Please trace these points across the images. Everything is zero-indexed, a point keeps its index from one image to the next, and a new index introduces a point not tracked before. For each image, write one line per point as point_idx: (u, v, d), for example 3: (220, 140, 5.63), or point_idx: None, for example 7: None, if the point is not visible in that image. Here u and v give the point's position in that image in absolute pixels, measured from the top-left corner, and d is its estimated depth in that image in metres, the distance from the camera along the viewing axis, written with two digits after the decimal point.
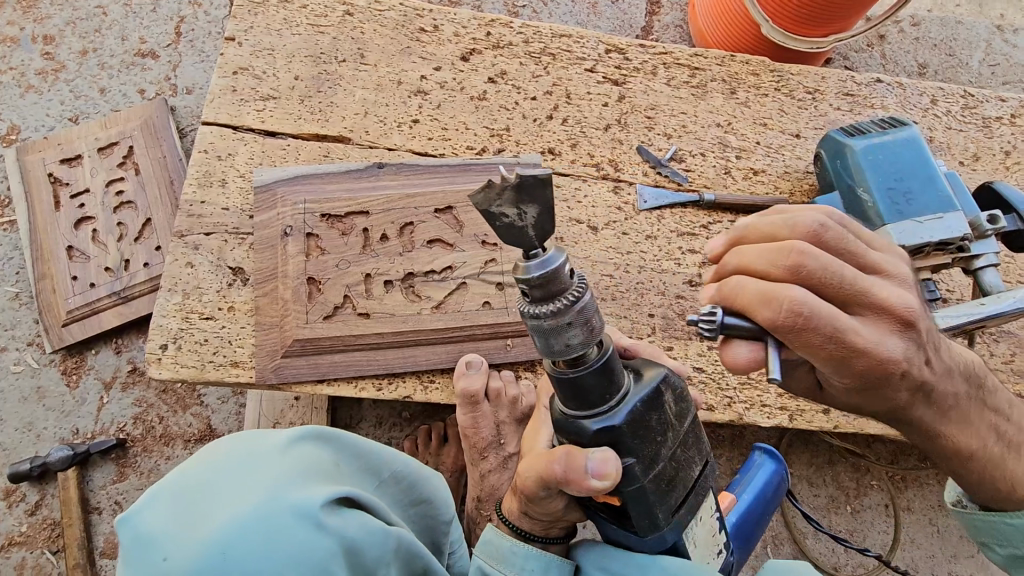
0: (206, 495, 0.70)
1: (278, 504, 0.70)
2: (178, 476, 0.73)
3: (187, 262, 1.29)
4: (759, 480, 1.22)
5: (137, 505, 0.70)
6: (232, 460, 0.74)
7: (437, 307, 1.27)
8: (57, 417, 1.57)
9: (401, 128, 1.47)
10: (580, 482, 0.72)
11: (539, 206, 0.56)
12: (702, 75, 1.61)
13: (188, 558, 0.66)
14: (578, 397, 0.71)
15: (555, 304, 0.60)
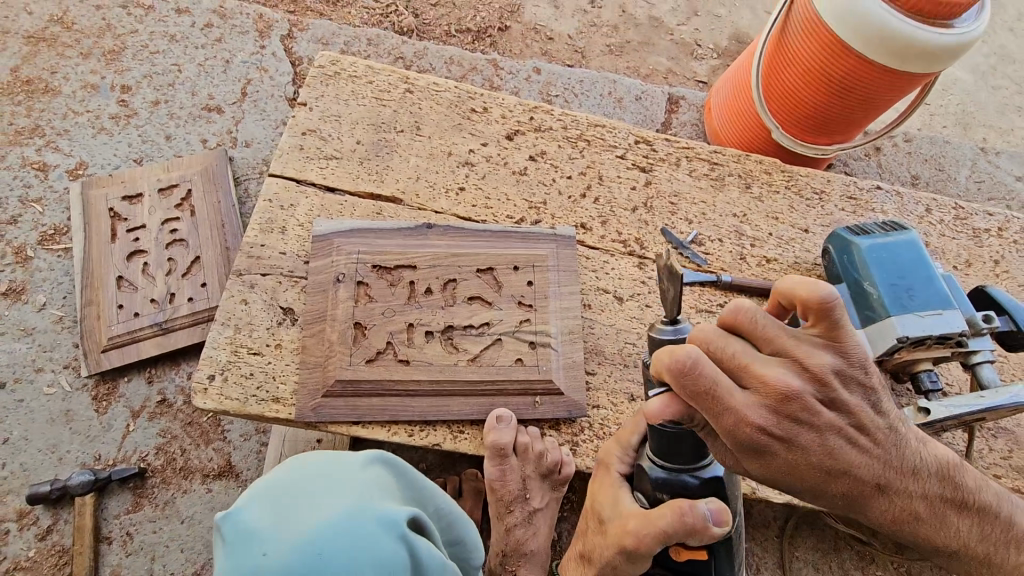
0: (301, 498, 0.80)
1: (360, 512, 0.79)
2: (273, 481, 0.82)
3: (242, 299, 1.38)
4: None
5: (239, 503, 0.80)
6: (322, 470, 0.84)
7: (473, 360, 1.35)
8: (81, 441, 1.59)
9: (448, 193, 1.60)
10: (705, 528, 0.88)
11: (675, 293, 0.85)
12: (721, 170, 1.79)
13: (285, 552, 0.74)
14: (688, 454, 0.93)
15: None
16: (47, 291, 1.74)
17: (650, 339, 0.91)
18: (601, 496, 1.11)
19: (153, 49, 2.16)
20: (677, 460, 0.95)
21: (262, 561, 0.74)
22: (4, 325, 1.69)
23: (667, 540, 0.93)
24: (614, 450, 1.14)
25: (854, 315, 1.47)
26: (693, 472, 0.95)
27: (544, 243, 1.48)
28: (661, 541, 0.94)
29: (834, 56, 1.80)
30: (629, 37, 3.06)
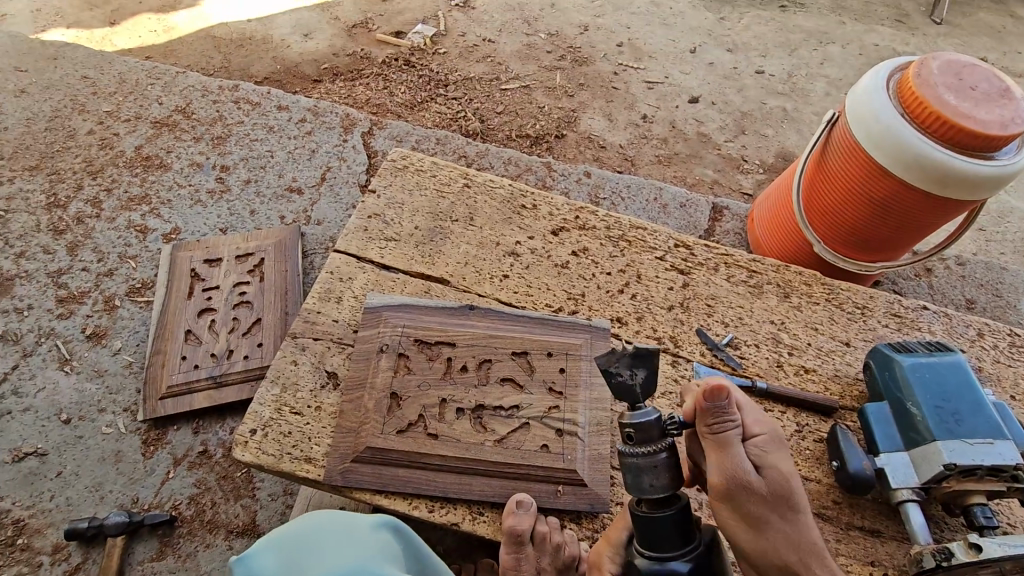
0: (304, 556, 0.93)
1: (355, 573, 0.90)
2: (286, 535, 0.96)
3: (292, 360, 1.48)
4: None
5: (254, 549, 0.93)
6: (329, 530, 0.97)
7: (499, 441, 1.37)
8: (124, 482, 1.67)
9: (492, 279, 1.71)
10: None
11: (645, 373, 1.01)
12: (759, 277, 1.83)
13: None
14: (673, 536, 1.02)
15: (649, 446, 1.01)
16: (124, 338, 1.92)
17: (621, 425, 1.04)
18: None
19: (253, 138, 2.49)
20: (665, 542, 1.03)
21: None
22: (82, 365, 1.85)
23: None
24: (606, 552, 1.14)
25: (897, 437, 1.41)
26: (679, 558, 1.02)
27: (578, 332, 1.54)
28: None
29: (873, 179, 1.87)
30: (677, 150, 3.27)
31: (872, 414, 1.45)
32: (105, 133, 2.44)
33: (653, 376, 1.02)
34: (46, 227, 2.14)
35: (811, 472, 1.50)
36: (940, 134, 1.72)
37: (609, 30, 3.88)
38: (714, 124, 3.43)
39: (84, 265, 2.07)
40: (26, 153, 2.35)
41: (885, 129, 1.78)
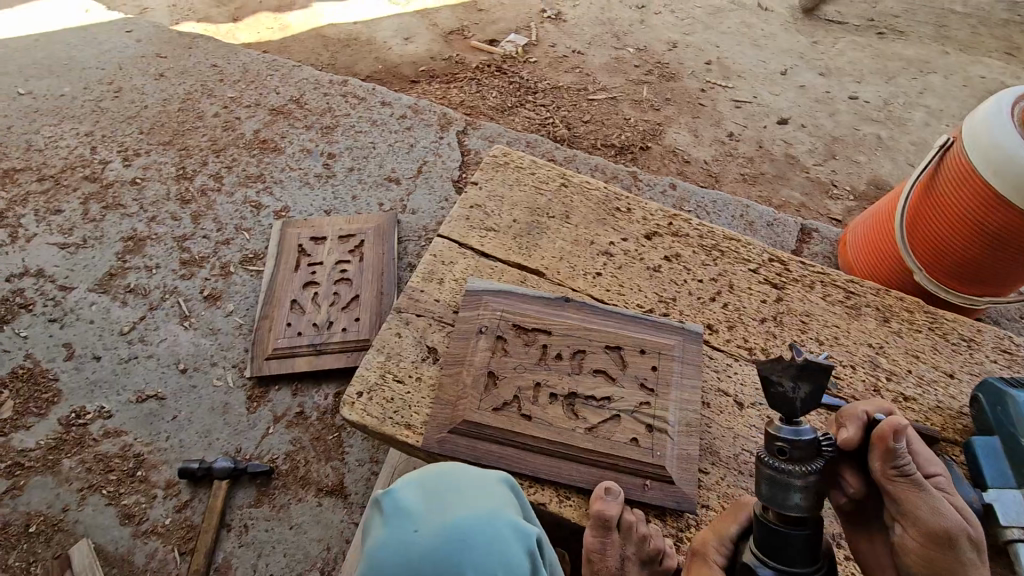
0: (443, 495, 1.00)
1: (493, 516, 0.97)
2: (422, 478, 1.04)
3: (396, 333, 1.58)
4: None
5: (397, 487, 1.01)
6: (460, 477, 1.05)
7: (590, 429, 1.41)
8: (230, 432, 1.81)
9: (585, 276, 1.76)
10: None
11: (809, 389, 0.93)
12: (857, 299, 1.79)
13: (433, 526, 0.93)
14: (803, 555, 0.95)
15: (796, 465, 0.93)
16: (236, 301, 2.08)
17: (769, 437, 0.95)
18: None
19: (359, 130, 2.65)
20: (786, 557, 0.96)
21: (413, 534, 0.93)
22: (198, 323, 2.03)
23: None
24: (712, 543, 1.14)
25: (1009, 473, 1.35)
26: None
27: (672, 333, 1.56)
28: None
29: (989, 209, 1.80)
30: (763, 170, 3.22)
31: (979, 447, 1.40)
32: (229, 117, 2.66)
33: (818, 395, 0.93)
34: (175, 197, 2.36)
35: None
36: None
37: (698, 48, 3.89)
38: (802, 147, 3.37)
39: (205, 233, 2.26)
40: (161, 129, 2.59)
41: (1007, 156, 1.73)
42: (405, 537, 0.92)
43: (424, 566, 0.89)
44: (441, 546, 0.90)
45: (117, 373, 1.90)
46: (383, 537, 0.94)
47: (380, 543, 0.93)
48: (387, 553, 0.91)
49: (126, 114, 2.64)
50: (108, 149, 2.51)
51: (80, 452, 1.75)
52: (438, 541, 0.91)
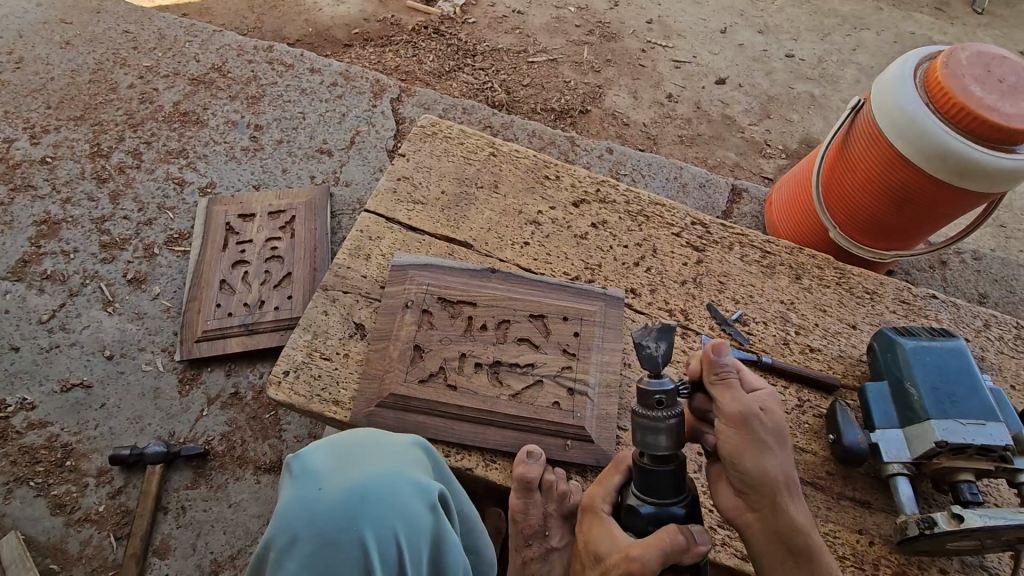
0: (351, 456, 1.02)
1: (394, 473, 1.00)
2: (331, 438, 1.06)
3: (323, 311, 1.58)
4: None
5: (307, 449, 1.03)
6: (371, 438, 1.07)
7: (514, 395, 1.46)
8: (162, 416, 1.80)
9: (513, 246, 1.78)
10: (694, 547, 1.11)
11: (666, 346, 1.10)
12: (772, 258, 1.89)
13: (335, 487, 0.95)
14: (668, 487, 1.17)
15: (660, 412, 1.11)
16: (163, 284, 2.03)
17: (641, 391, 1.12)
18: (594, 534, 1.24)
19: (286, 99, 2.55)
20: (653, 491, 1.17)
21: (316, 494, 0.95)
22: (123, 307, 1.98)
23: (665, 560, 1.11)
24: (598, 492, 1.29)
25: (894, 414, 1.48)
26: (677, 503, 1.18)
27: (594, 300, 1.62)
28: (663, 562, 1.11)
29: (895, 168, 1.89)
30: (700, 131, 3.28)
31: (871, 392, 1.52)
32: (145, 88, 2.51)
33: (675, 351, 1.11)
34: (90, 176, 2.25)
35: (808, 444, 1.57)
36: (965, 125, 1.73)
37: (640, 6, 3.85)
38: (740, 106, 3.42)
39: (126, 213, 2.17)
40: (71, 103, 2.44)
41: (908, 117, 1.80)
42: (309, 498, 0.95)
43: (327, 521, 0.92)
44: (340, 506, 0.93)
45: (38, 363, 1.85)
46: (289, 497, 0.96)
47: (287, 502, 0.96)
48: (292, 510, 0.94)
49: (29, 88, 2.46)
50: (13, 127, 2.35)
51: (4, 445, 1.72)
52: (339, 498, 0.94)
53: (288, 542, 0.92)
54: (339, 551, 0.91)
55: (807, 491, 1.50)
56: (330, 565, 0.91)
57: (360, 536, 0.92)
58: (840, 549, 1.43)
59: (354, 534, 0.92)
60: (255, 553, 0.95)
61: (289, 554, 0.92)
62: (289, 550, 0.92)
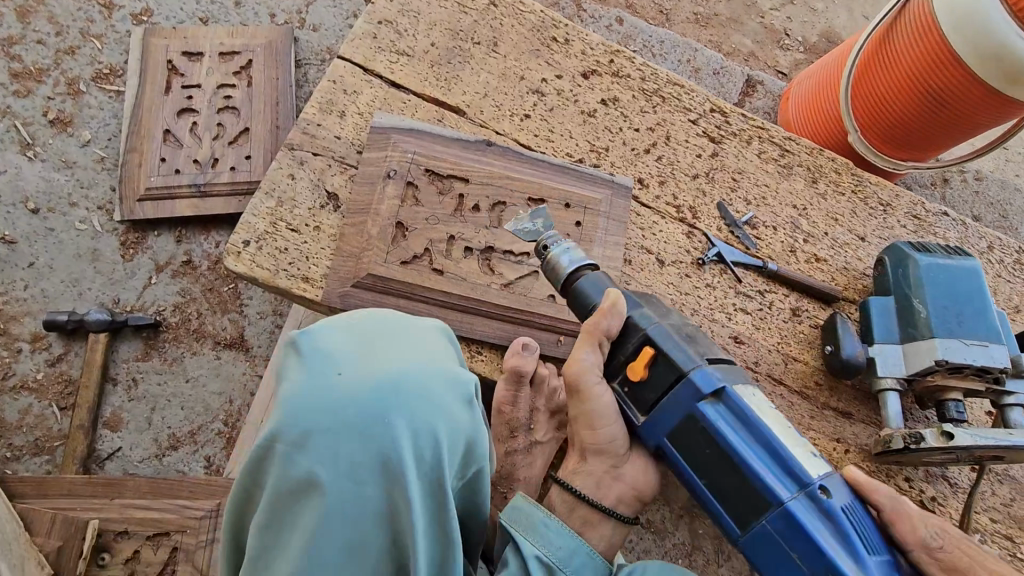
0: (375, 338, 0.77)
1: (434, 361, 0.77)
2: (348, 314, 0.81)
3: (289, 174, 1.35)
4: (787, 519, 0.94)
5: (315, 326, 0.78)
6: (398, 318, 0.82)
7: (506, 285, 1.32)
8: (103, 282, 1.60)
9: (513, 118, 1.55)
10: (601, 310, 1.04)
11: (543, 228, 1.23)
12: (791, 158, 1.73)
13: (359, 378, 0.72)
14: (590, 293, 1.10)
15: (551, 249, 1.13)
16: (93, 129, 1.72)
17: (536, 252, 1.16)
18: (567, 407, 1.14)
19: None
20: (578, 309, 1.10)
21: (334, 382, 0.72)
22: (46, 153, 1.68)
23: (586, 337, 1.05)
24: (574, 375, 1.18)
25: (895, 331, 1.43)
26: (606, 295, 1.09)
27: (600, 187, 1.44)
28: (585, 337, 1.05)
29: (940, 66, 1.70)
30: (717, 10, 2.92)
31: (875, 306, 1.46)
32: None
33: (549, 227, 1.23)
34: None
35: (800, 354, 1.53)
36: None
37: None
38: None
39: (39, 37, 1.78)
40: None
41: (971, 6, 1.58)
42: (324, 386, 0.71)
43: (349, 418, 0.70)
44: (367, 401, 0.71)
45: None
46: (296, 384, 0.72)
47: (292, 390, 0.72)
48: (302, 400, 0.71)
49: None
50: None
51: None
52: (367, 387, 0.71)
53: (301, 438, 0.70)
54: (368, 453, 0.70)
55: (792, 401, 1.49)
56: (354, 469, 0.70)
57: (396, 436, 0.71)
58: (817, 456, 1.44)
59: (385, 436, 0.71)
60: (249, 452, 0.73)
61: (303, 452, 0.70)
62: (297, 449, 0.70)
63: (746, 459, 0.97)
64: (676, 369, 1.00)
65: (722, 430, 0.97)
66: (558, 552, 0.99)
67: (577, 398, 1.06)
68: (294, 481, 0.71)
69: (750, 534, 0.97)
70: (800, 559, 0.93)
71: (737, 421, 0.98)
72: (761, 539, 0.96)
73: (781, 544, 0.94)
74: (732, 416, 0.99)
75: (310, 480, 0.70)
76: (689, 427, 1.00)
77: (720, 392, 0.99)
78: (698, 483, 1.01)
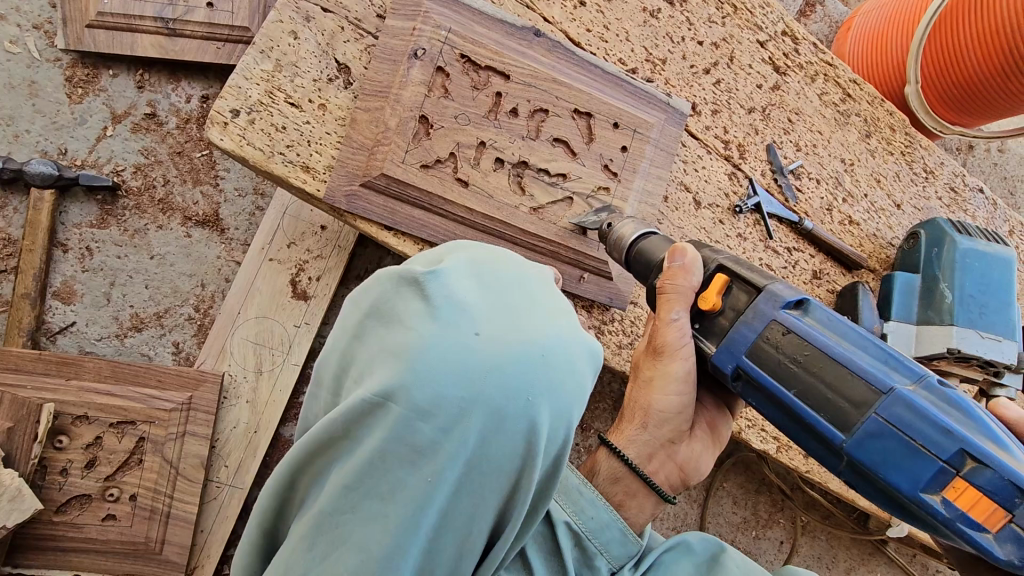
0: (511, 292, 0.68)
1: (576, 336, 0.68)
2: (478, 264, 0.70)
3: (291, 31, 1.09)
4: (904, 406, 0.80)
5: (443, 267, 0.67)
6: (528, 270, 0.73)
7: (535, 210, 1.18)
8: (46, 125, 1.33)
9: (565, 3, 1.29)
10: (676, 267, 0.95)
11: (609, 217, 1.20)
12: (851, 104, 1.56)
13: (502, 340, 0.63)
14: (652, 256, 1.01)
15: (611, 229, 1.12)
16: None
17: (603, 239, 1.14)
18: (634, 379, 1.04)
19: None
20: (659, 266, 0.99)
21: (474, 342, 0.62)
22: None
23: (672, 301, 0.94)
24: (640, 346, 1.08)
25: (913, 310, 1.40)
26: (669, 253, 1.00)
27: (655, 109, 1.25)
28: (668, 301, 0.94)
29: None
30: None
31: (899, 282, 1.41)
32: None
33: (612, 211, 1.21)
34: None
35: None
36: None
37: None
38: None
39: None
40: None
41: None
42: (463, 346, 0.61)
43: (490, 387, 0.61)
44: (513, 370, 0.62)
45: None
46: (427, 338, 0.61)
47: (423, 342, 0.61)
48: (437, 356, 0.61)
49: None
50: None
51: None
52: (512, 356, 0.62)
53: (428, 402, 0.60)
54: (504, 428, 0.62)
55: None
56: (483, 445, 0.62)
57: (537, 413, 0.63)
58: None
59: (526, 412, 0.62)
60: (352, 402, 0.61)
61: (426, 417, 0.60)
62: (423, 414, 0.60)
63: (842, 353, 0.84)
64: (752, 288, 0.91)
65: (808, 333, 0.86)
66: (591, 523, 0.89)
67: (663, 357, 0.96)
68: (408, 446, 0.61)
69: (861, 436, 0.81)
70: (925, 449, 0.78)
71: (824, 328, 0.88)
72: (874, 439, 0.81)
73: (899, 437, 0.79)
74: (825, 329, 0.87)
75: (428, 449, 0.61)
76: (776, 340, 0.87)
77: (803, 306, 0.89)
78: (789, 395, 0.86)
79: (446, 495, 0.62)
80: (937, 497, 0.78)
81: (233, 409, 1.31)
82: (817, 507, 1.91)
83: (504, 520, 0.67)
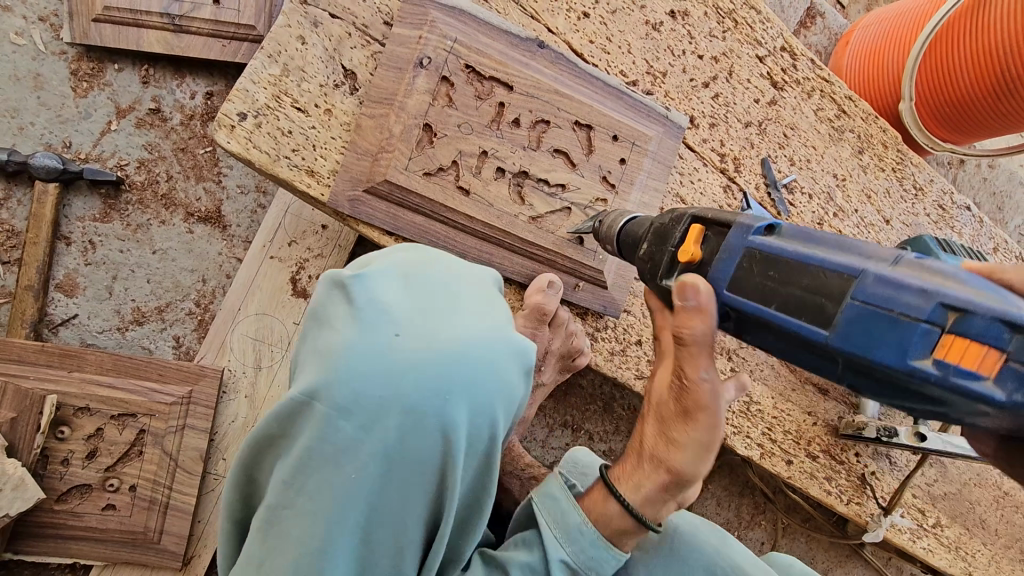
0: (434, 298, 0.73)
1: (499, 339, 0.73)
2: (407, 273, 0.76)
3: (298, 36, 1.11)
4: (881, 280, 0.68)
5: (369, 274, 0.73)
6: (457, 275, 0.78)
7: (534, 219, 1.21)
8: (50, 118, 1.34)
9: (569, 14, 1.31)
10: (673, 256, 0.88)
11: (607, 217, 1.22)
12: (846, 121, 1.59)
13: (420, 343, 0.68)
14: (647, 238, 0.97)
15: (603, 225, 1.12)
16: None
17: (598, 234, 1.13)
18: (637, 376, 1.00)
19: None
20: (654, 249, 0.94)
21: (392, 344, 0.68)
22: None
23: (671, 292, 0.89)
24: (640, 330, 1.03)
25: None
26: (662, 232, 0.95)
27: (654, 122, 1.28)
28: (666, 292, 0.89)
29: None
30: None
31: None
32: None
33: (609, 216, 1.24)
34: None
35: None
36: None
37: None
38: None
39: None
40: None
41: None
42: (381, 349, 0.67)
43: (406, 387, 0.66)
44: (430, 371, 0.67)
45: None
46: (348, 341, 0.67)
47: (345, 346, 0.67)
48: (355, 358, 0.66)
49: None
50: None
51: None
52: (429, 358, 0.67)
53: (346, 401, 0.65)
54: (421, 427, 0.67)
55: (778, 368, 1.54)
56: (404, 442, 0.67)
57: (453, 413, 0.68)
58: (786, 425, 1.53)
59: (442, 410, 0.67)
60: (283, 402, 0.68)
61: (346, 416, 0.65)
62: (344, 412, 0.65)
63: (816, 256, 0.74)
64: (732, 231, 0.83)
65: (781, 249, 0.77)
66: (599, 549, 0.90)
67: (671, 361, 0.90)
68: (332, 444, 0.66)
69: (842, 326, 0.70)
70: (905, 316, 0.66)
71: (796, 240, 0.78)
72: (855, 324, 0.69)
73: (882, 313, 0.68)
74: (797, 241, 0.78)
75: (351, 447, 0.66)
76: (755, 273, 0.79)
77: (772, 229, 0.81)
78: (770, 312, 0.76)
79: (372, 489, 0.67)
80: (930, 360, 0.66)
81: (232, 404, 1.34)
82: (798, 510, 1.97)
83: (438, 513, 0.73)
